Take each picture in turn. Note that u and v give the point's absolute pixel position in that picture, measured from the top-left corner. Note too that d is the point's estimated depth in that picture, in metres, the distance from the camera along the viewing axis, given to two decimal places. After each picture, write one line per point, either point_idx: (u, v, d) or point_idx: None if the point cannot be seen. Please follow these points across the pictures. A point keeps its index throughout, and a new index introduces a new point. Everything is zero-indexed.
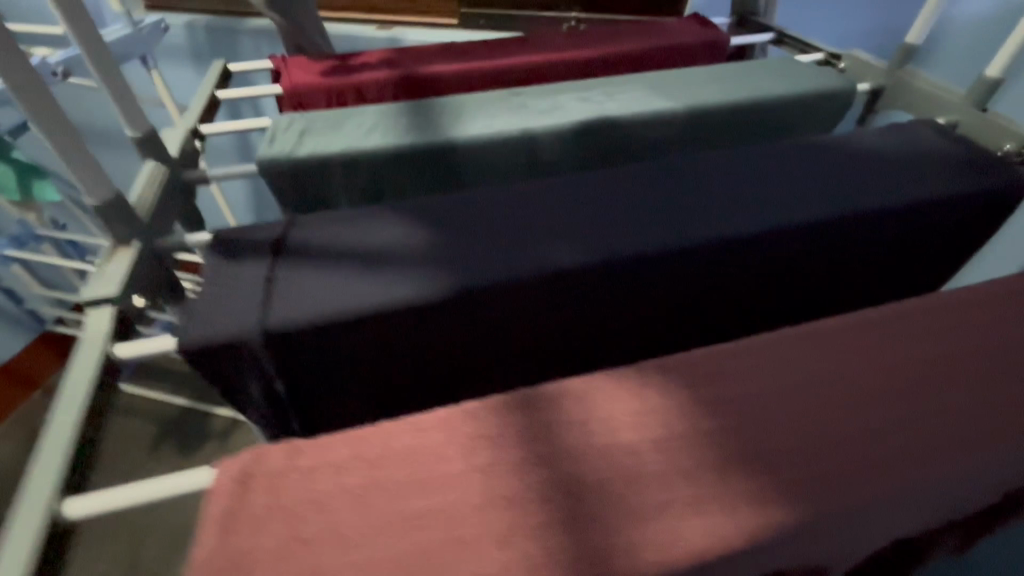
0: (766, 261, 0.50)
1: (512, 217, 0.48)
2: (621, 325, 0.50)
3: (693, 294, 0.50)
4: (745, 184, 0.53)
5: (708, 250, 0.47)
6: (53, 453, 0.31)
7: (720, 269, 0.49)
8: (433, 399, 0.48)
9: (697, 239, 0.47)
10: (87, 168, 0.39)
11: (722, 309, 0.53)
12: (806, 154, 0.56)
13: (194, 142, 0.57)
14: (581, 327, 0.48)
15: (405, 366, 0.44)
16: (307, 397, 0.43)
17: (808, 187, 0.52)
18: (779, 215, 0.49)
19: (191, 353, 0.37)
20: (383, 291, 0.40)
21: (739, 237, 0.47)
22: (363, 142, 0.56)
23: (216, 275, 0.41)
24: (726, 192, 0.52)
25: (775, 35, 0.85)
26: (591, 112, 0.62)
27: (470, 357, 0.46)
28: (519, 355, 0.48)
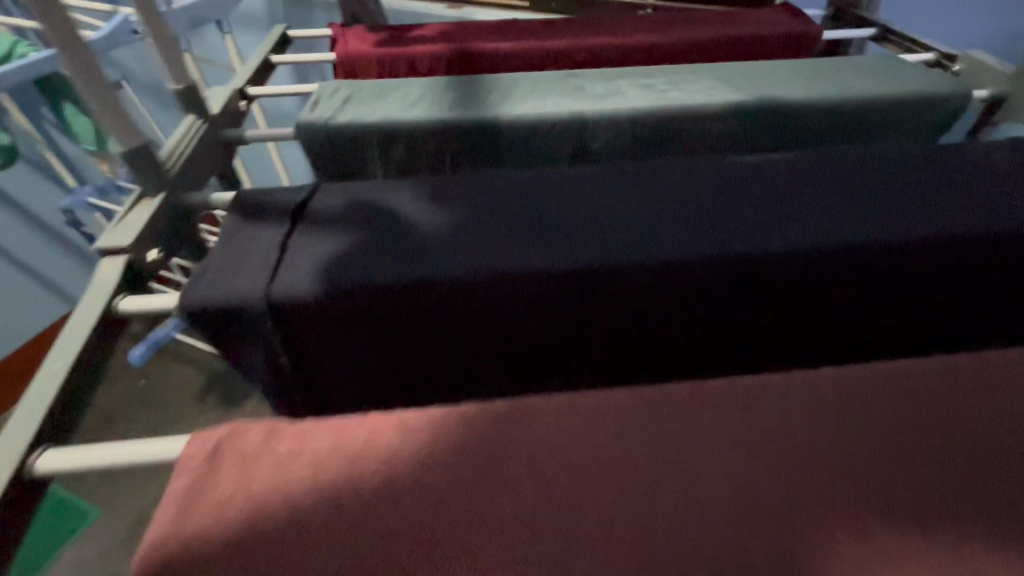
0: (837, 285, 0.43)
1: (548, 205, 0.43)
2: (656, 340, 0.45)
3: (743, 314, 0.44)
4: (823, 190, 0.45)
5: (766, 263, 0.40)
6: (39, 402, 0.31)
7: (780, 288, 0.42)
8: (446, 392, 0.45)
9: (755, 248, 0.40)
10: (116, 112, 0.38)
11: (776, 336, 0.47)
12: (900, 163, 0.48)
13: (239, 101, 0.57)
14: (609, 338, 0.43)
15: (411, 356, 0.41)
16: (307, 377, 0.41)
17: (900, 201, 0.44)
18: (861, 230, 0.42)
19: (193, 314, 0.35)
20: (391, 270, 0.37)
21: (806, 251, 0.41)
22: (403, 115, 0.53)
23: (231, 236, 0.39)
24: (800, 198, 0.44)
25: (878, 31, 0.75)
26: (653, 100, 0.57)
27: (481, 355, 0.42)
28: (537, 361, 0.44)
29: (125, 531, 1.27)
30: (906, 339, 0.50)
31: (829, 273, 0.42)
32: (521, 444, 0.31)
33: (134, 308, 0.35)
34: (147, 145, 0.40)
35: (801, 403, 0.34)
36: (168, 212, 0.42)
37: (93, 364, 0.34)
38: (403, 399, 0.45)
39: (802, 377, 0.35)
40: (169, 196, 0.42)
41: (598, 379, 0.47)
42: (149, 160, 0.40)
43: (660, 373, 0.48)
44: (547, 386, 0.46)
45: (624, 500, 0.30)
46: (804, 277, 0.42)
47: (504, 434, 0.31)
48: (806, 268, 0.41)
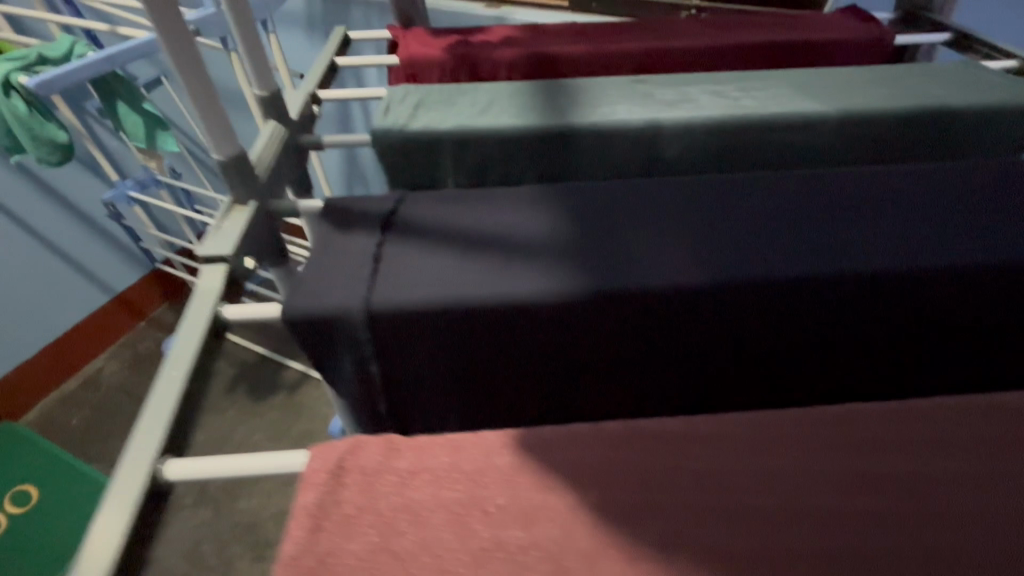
0: (936, 309, 0.41)
1: (634, 218, 0.42)
2: (742, 367, 0.43)
3: (835, 337, 0.42)
4: (920, 207, 0.44)
5: (864, 284, 0.39)
6: (160, 407, 0.31)
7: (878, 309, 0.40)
8: (525, 411, 0.44)
9: (852, 266, 0.39)
10: (216, 119, 0.39)
11: (866, 367, 0.45)
12: (999, 181, 0.46)
13: (312, 106, 0.57)
14: (693, 361, 0.42)
15: (493, 374, 0.41)
16: (391, 389, 0.41)
17: (1004, 221, 0.43)
18: (966, 251, 0.41)
19: (295, 323, 0.36)
20: (483, 283, 0.37)
21: (906, 271, 0.39)
22: (477, 122, 0.53)
23: (326, 244, 0.40)
24: (895, 215, 0.43)
25: (951, 37, 0.73)
26: (728, 109, 0.55)
27: (563, 373, 0.42)
28: (619, 383, 0.43)
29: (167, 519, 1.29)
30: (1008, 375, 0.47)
31: (928, 295, 0.40)
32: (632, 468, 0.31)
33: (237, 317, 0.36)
34: (242, 152, 0.40)
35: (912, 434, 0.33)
36: (261, 220, 0.42)
37: (196, 371, 0.33)
38: (481, 417, 0.44)
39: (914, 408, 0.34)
40: (261, 203, 0.43)
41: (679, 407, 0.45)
42: (245, 169, 0.41)
43: (742, 404, 0.46)
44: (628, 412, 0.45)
45: (736, 528, 0.30)
46: (901, 298, 0.40)
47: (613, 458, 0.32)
48: (904, 290, 0.40)
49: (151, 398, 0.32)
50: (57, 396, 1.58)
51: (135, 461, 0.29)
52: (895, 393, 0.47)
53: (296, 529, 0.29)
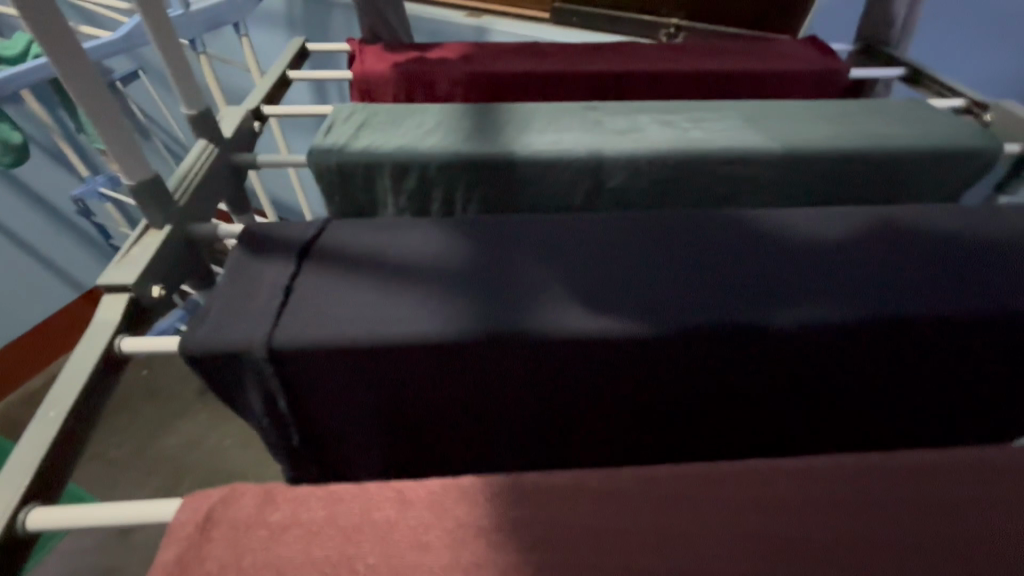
0: (846, 361, 0.41)
1: (552, 258, 0.42)
2: (653, 418, 0.44)
3: (747, 389, 0.42)
4: (838, 252, 0.44)
5: (768, 333, 0.39)
6: (41, 434, 0.31)
7: (784, 360, 0.40)
8: (436, 451, 0.44)
9: (755, 315, 0.39)
10: (124, 146, 0.37)
11: (778, 412, 0.45)
12: (916, 228, 0.47)
13: (253, 121, 0.56)
14: (605, 412, 0.43)
15: (402, 416, 0.40)
16: (309, 430, 0.41)
17: (914, 268, 0.43)
18: (878, 301, 0.40)
19: (192, 357, 0.35)
20: (378, 321, 0.36)
21: (826, 320, 0.39)
22: (419, 146, 0.52)
23: (240, 274, 0.39)
24: (810, 263, 0.43)
25: (906, 72, 0.73)
26: (672, 141, 0.55)
27: (477, 420, 0.42)
28: (533, 432, 0.44)
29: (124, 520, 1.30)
30: (919, 435, 0.48)
31: (839, 345, 0.40)
32: (528, 523, 0.30)
33: (133, 349, 0.35)
34: (155, 175, 0.39)
35: (808, 490, 0.33)
36: (174, 244, 0.41)
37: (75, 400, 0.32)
38: (402, 465, 0.44)
39: (814, 464, 0.34)
40: (177, 227, 0.41)
41: (596, 455, 0.46)
42: (157, 194, 0.39)
43: (658, 455, 0.47)
44: (547, 458, 0.46)
45: None
46: (811, 349, 0.40)
47: (505, 515, 0.30)
48: (813, 342, 0.40)
49: (38, 420, 0.31)
50: (20, 393, 1.54)
51: (5, 489, 0.29)
52: (808, 435, 0.47)
53: None
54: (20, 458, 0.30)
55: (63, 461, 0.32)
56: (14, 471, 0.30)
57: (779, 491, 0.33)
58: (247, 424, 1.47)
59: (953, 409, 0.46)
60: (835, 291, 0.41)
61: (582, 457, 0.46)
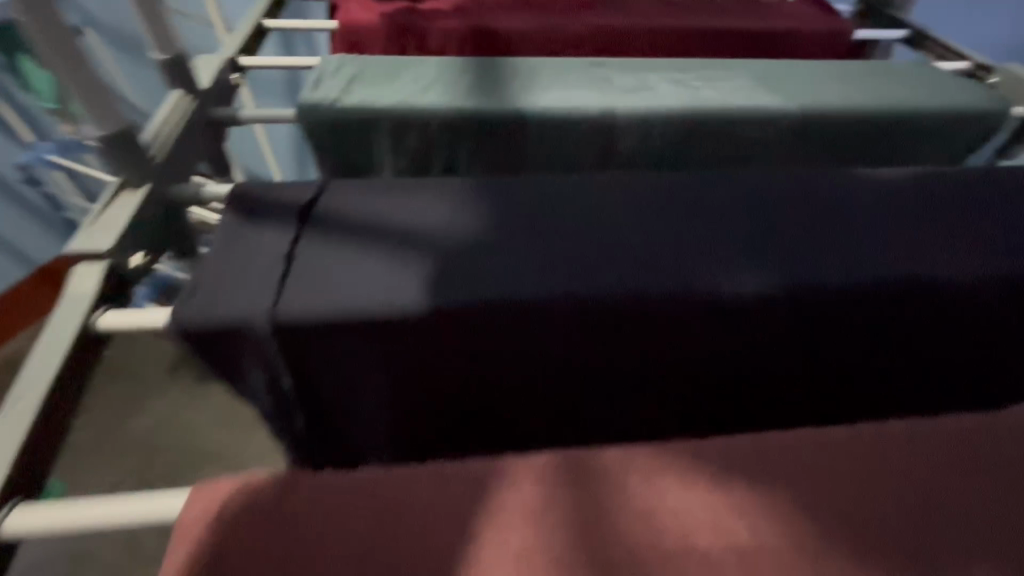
0: (872, 328, 0.40)
1: (575, 222, 0.39)
2: (676, 389, 0.42)
3: (773, 357, 0.41)
4: (864, 215, 0.43)
5: (800, 299, 0.37)
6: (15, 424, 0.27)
7: (812, 327, 0.39)
8: (451, 430, 0.41)
9: (787, 281, 0.37)
10: (93, 91, 0.32)
11: (801, 381, 0.44)
12: (938, 189, 0.46)
13: (230, 73, 0.50)
14: (628, 384, 0.41)
15: (416, 395, 0.38)
16: (316, 412, 0.38)
17: (940, 229, 0.42)
18: (907, 266, 0.39)
19: (185, 334, 0.31)
20: (394, 292, 0.33)
21: (857, 284, 0.38)
22: (419, 102, 0.48)
23: (232, 240, 0.35)
24: (837, 226, 0.41)
25: (910, 33, 0.72)
26: (687, 99, 0.53)
27: (496, 397, 0.40)
28: (554, 409, 0.42)
29: None
30: (936, 401, 0.48)
31: (868, 311, 0.39)
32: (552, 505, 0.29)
33: (115, 325, 0.31)
34: (129, 128, 0.34)
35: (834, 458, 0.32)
36: (154, 207, 0.36)
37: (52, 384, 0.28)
38: (415, 446, 0.42)
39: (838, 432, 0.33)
40: (156, 187, 0.36)
41: (617, 431, 0.44)
42: (132, 150, 0.34)
43: (679, 429, 0.46)
44: (565, 434, 0.44)
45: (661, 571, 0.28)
46: (841, 316, 0.39)
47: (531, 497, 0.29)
48: (841, 307, 0.38)
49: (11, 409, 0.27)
50: None
51: None
52: (828, 404, 0.46)
53: None
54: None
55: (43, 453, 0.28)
56: None
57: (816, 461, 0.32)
58: (221, 403, 1.41)
59: (974, 375, 0.46)
60: (862, 254, 0.40)
61: (603, 433, 0.45)
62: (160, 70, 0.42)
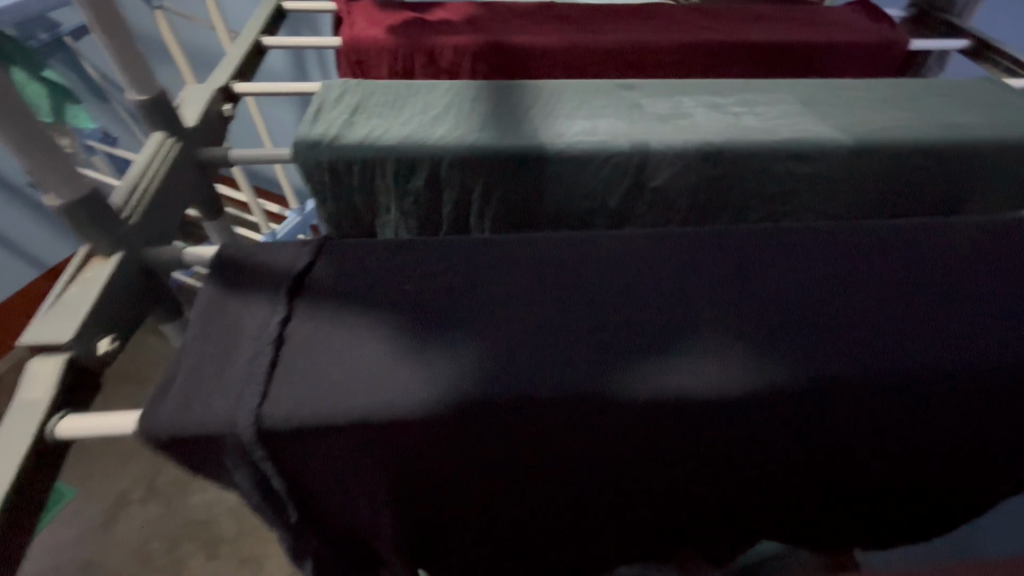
0: (939, 414, 0.35)
1: (600, 291, 0.35)
2: (712, 474, 0.38)
3: (825, 442, 0.36)
4: (927, 278, 0.38)
5: (856, 386, 0.33)
6: None
7: (871, 415, 0.35)
8: (464, 515, 0.38)
9: (837, 361, 0.33)
10: (49, 156, 0.28)
11: (853, 464, 0.39)
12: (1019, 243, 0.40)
13: (222, 104, 0.46)
14: (660, 471, 0.37)
15: (426, 488, 0.34)
16: (313, 508, 0.33)
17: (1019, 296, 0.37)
18: (982, 346, 0.34)
19: (155, 442, 0.27)
20: (397, 385, 0.29)
21: (921, 369, 0.33)
22: (427, 137, 0.43)
23: (215, 318, 0.30)
24: (895, 295, 0.37)
25: (970, 44, 0.65)
26: (727, 130, 0.47)
27: (515, 487, 0.36)
28: (577, 495, 0.38)
29: (105, 514, 1.24)
30: (1005, 474, 0.43)
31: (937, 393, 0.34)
32: None
33: (74, 433, 0.26)
34: (97, 192, 0.30)
35: None
36: (129, 276, 0.32)
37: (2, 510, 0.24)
38: (425, 531, 0.38)
39: None
40: (129, 254, 0.32)
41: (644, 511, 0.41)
42: (100, 216, 0.30)
43: (712, 507, 0.42)
44: (588, 514, 0.40)
45: None
46: (906, 398, 0.34)
47: None
48: (905, 393, 0.34)
49: None
50: None
51: None
52: (879, 482, 0.42)
53: None
54: None
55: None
56: None
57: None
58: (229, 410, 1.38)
59: None
60: (927, 329, 0.35)
61: (628, 512, 0.41)
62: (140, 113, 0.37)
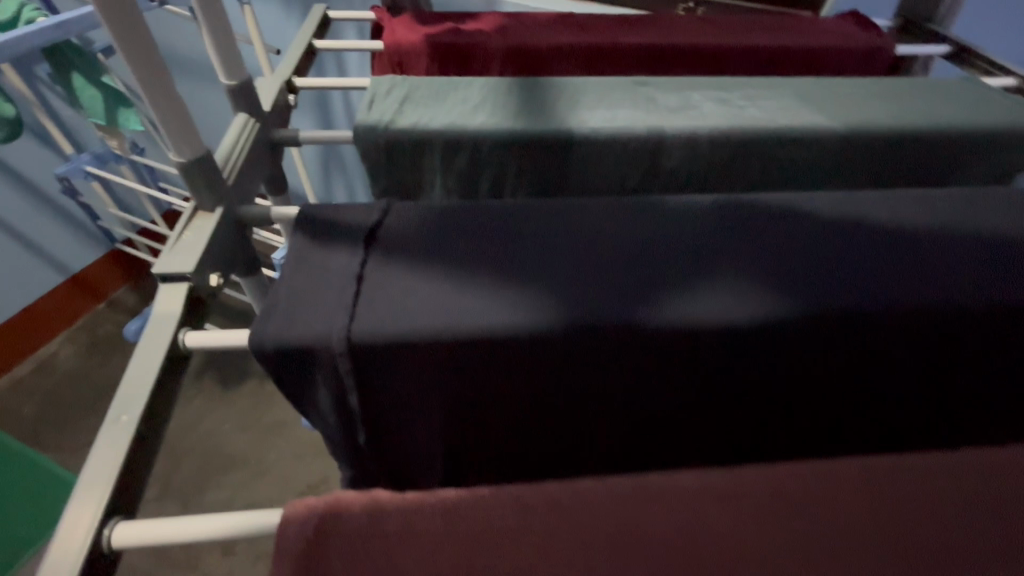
0: (954, 351, 0.37)
1: (633, 239, 0.38)
2: (742, 418, 0.40)
3: (846, 383, 0.39)
4: (940, 230, 0.40)
5: (877, 320, 0.35)
6: (118, 439, 0.28)
7: (891, 351, 0.37)
8: (508, 455, 0.40)
9: (865, 296, 0.35)
10: (177, 118, 0.33)
11: (876, 410, 0.41)
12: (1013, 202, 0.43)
13: (287, 94, 0.52)
14: (693, 414, 0.39)
15: (476, 417, 0.37)
16: (377, 436, 0.38)
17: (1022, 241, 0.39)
18: (991, 284, 0.37)
19: (263, 354, 0.32)
20: (459, 312, 0.33)
21: (936, 304, 0.35)
22: (470, 123, 0.49)
23: (303, 262, 0.36)
24: (911, 243, 0.39)
25: (951, 49, 0.71)
26: (731, 118, 0.53)
27: (557, 424, 0.39)
28: (609, 438, 0.40)
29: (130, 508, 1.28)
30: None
31: (947, 333, 0.37)
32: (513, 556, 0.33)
33: (198, 344, 0.32)
34: (208, 153, 0.35)
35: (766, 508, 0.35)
36: (226, 227, 0.37)
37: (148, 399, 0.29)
38: (472, 471, 0.41)
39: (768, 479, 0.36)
40: (227, 209, 0.38)
41: (673, 467, 0.42)
42: (209, 173, 0.36)
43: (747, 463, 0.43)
44: (625, 465, 0.42)
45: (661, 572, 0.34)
46: (918, 339, 0.37)
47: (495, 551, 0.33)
48: (922, 328, 0.36)
49: (113, 422, 0.29)
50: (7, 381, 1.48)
51: (88, 496, 0.27)
52: (907, 434, 0.43)
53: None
54: (91, 473, 0.28)
55: (143, 464, 0.30)
56: (93, 479, 0.28)
57: (846, 499, 0.35)
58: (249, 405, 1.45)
59: None
60: (942, 271, 0.37)
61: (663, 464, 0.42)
62: (231, 96, 0.43)
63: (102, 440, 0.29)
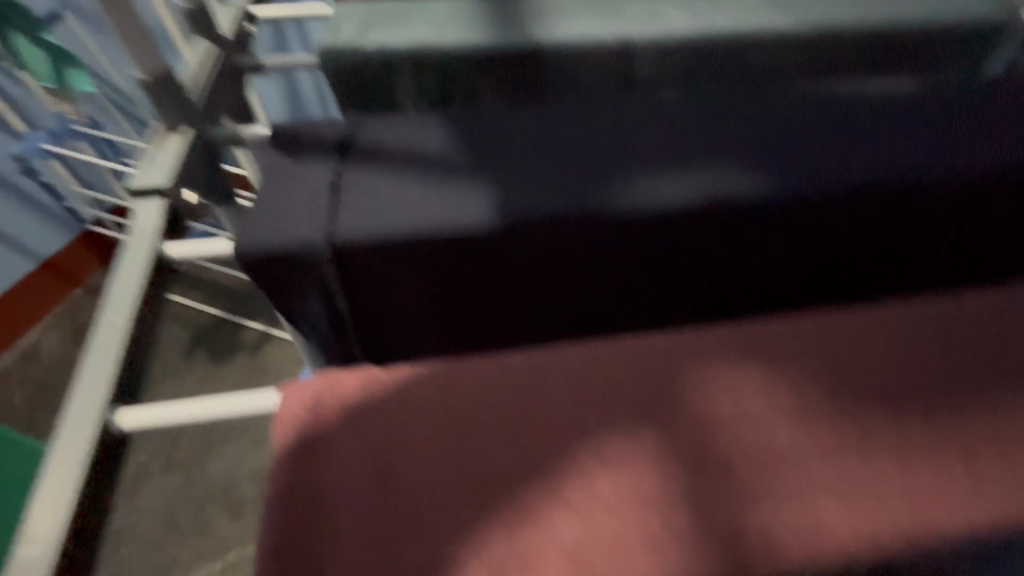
0: (906, 220, 0.40)
1: (604, 134, 0.39)
2: (711, 299, 0.43)
3: (805, 259, 0.41)
4: (897, 108, 0.41)
5: (831, 194, 0.37)
6: (110, 339, 0.30)
7: (847, 224, 0.39)
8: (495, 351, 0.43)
9: (828, 180, 0.37)
10: (134, 29, 0.33)
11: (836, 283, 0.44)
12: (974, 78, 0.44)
13: (244, 23, 0.50)
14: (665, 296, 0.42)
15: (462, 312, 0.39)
16: (369, 340, 0.40)
17: (972, 114, 0.41)
18: (936, 156, 0.39)
19: (247, 263, 0.33)
20: (434, 210, 0.34)
21: (886, 177, 0.38)
22: (435, 39, 0.48)
23: (277, 175, 0.36)
24: (868, 123, 0.40)
25: None
26: (698, 23, 0.53)
27: (539, 314, 0.41)
28: (591, 334, 0.43)
29: None
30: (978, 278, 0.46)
31: (899, 211, 0.39)
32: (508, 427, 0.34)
33: (179, 254, 0.33)
34: (171, 69, 0.35)
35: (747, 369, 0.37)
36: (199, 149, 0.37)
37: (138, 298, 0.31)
38: None
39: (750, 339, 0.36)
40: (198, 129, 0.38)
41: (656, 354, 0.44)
42: (174, 90, 0.35)
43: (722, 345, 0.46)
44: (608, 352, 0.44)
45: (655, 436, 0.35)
46: (871, 218, 0.39)
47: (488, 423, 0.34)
48: (873, 201, 0.38)
49: (106, 322, 0.30)
50: None
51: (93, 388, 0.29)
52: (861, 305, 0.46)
53: (289, 462, 0.33)
54: (93, 370, 0.29)
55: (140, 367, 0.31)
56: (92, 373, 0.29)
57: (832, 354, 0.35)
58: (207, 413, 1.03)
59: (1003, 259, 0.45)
60: (893, 147, 0.39)
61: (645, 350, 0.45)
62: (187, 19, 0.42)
63: (95, 339, 0.30)
